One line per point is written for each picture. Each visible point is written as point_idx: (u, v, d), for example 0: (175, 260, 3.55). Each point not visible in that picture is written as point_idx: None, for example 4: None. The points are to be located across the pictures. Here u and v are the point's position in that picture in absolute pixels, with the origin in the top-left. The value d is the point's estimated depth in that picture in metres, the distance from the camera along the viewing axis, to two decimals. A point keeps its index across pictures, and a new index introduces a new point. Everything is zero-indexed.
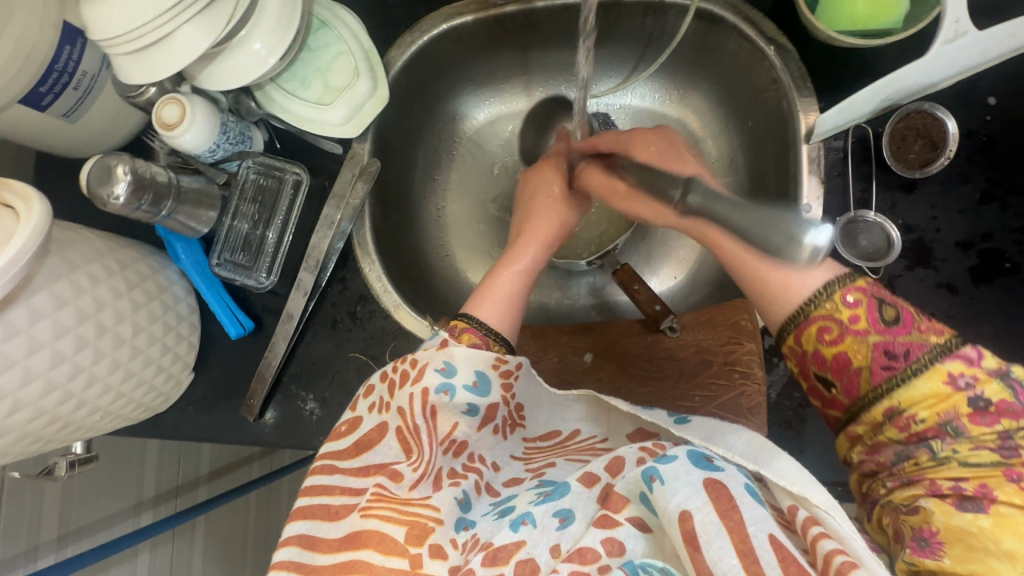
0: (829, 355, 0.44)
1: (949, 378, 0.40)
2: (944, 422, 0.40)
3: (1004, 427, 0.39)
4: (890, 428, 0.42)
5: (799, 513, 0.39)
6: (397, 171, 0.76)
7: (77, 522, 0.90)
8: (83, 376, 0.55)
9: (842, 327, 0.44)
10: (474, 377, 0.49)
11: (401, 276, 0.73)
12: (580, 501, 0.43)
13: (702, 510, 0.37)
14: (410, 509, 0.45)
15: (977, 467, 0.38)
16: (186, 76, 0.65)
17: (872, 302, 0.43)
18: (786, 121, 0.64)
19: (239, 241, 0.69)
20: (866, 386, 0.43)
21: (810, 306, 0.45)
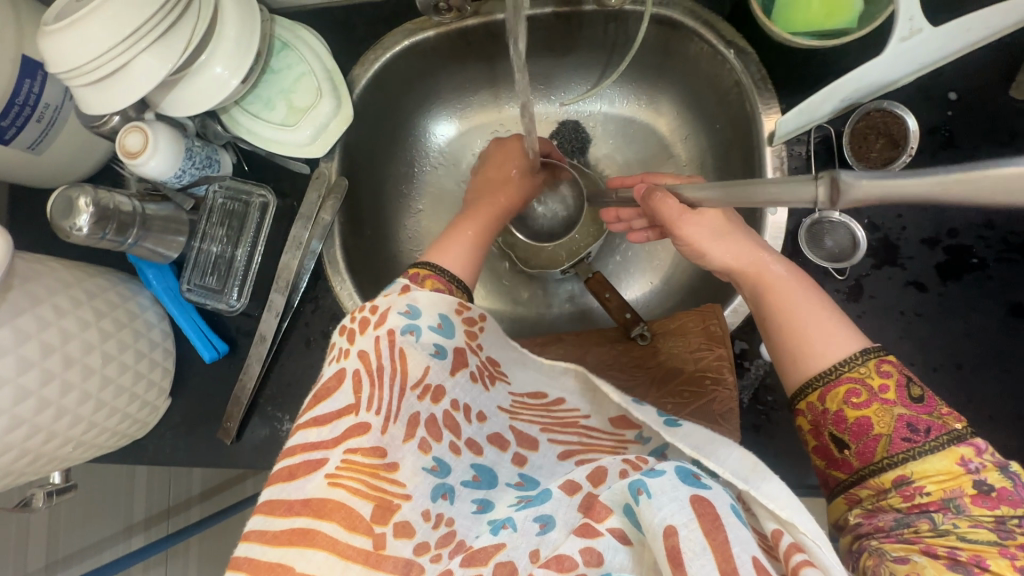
0: (851, 417, 0.44)
1: (961, 460, 0.40)
2: (948, 498, 0.40)
3: (1002, 512, 0.39)
4: (895, 495, 0.42)
5: (783, 539, 0.38)
6: (369, 187, 0.76)
7: (67, 549, 0.90)
8: (52, 409, 0.55)
9: (871, 393, 0.43)
10: (438, 320, 0.52)
11: (373, 292, 0.73)
12: (562, 508, 0.43)
13: (688, 527, 0.36)
14: (377, 484, 0.42)
15: (975, 543, 0.38)
16: (149, 103, 0.65)
17: (902, 380, 0.43)
18: (750, 123, 0.64)
19: (208, 265, 0.69)
20: (880, 450, 0.43)
21: (844, 366, 0.44)
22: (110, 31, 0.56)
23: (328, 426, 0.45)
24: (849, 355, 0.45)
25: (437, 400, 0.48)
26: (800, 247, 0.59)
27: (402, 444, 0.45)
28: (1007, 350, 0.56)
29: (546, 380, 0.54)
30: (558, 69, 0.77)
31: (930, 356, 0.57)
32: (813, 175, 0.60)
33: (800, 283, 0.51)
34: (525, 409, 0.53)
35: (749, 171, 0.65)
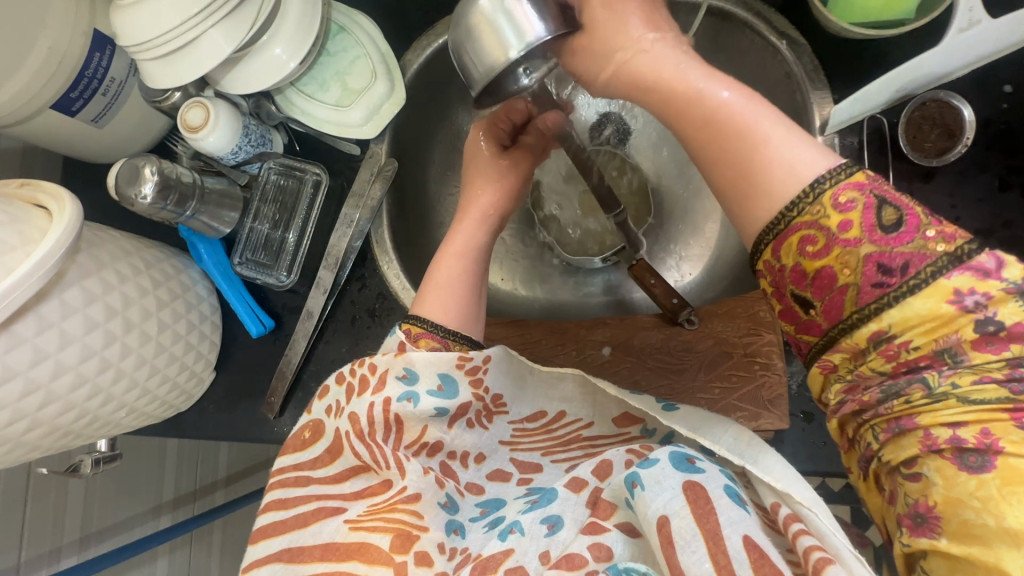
0: (811, 270, 0.38)
1: (953, 297, 0.34)
2: (942, 349, 0.35)
3: (1012, 352, 0.34)
4: (877, 358, 0.37)
5: (782, 511, 0.38)
6: (413, 172, 0.77)
7: (100, 523, 0.89)
8: (111, 371, 0.56)
9: (829, 238, 0.37)
10: (438, 382, 0.48)
11: (418, 275, 0.73)
12: (569, 507, 0.44)
13: (677, 513, 0.37)
14: (394, 516, 0.43)
15: (979, 407, 0.35)
16: (209, 80, 0.67)
17: (869, 204, 0.36)
18: (801, 113, 0.64)
19: (261, 242, 0.70)
20: (852, 306, 0.37)
21: (792, 211, 0.37)
22: (182, 7, 0.57)
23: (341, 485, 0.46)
24: (823, 172, 0.37)
25: (433, 453, 0.48)
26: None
27: (424, 478, 0.45)
28: None
29: (545, 395, 0.52)
30: None
31: None
32: (866, 164, 0.60)
33: (799, 139, 0.39)
34: (525, 436, 0.52)
35: None
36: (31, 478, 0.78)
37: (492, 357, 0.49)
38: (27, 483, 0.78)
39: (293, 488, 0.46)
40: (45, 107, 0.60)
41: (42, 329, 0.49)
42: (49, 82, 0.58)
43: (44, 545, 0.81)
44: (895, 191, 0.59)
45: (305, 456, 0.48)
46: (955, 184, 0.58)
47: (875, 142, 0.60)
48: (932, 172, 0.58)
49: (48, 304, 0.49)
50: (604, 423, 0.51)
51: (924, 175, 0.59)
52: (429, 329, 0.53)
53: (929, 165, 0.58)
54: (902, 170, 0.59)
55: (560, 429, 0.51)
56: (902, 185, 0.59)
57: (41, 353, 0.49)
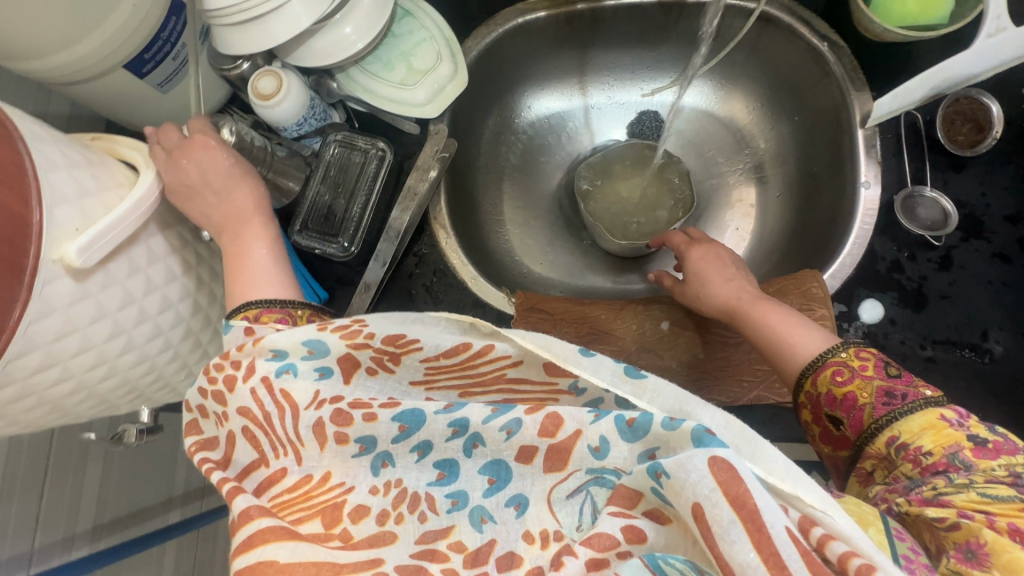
0: (840, 395, 0.49)
1: (943, 417, 0.44)
2: (950, 454, 0.43)
3: (1006, 463, 0.42)
4: (904, 463, 0.45)
5: (793, 513, 0.32)
6: (465, 156, 0.80)
7: (112, 513, 0.84)
8: (183, 327, 0.54)
9: (853, 371, 0.49)
10: (307, 346, 0.43)
11: (473, 252, 0.74)
12: (529, 483, 0.39)
13: (710, 499, 0.31)
14: (316, 501, 0.40)
15: (1000, 502, 0.39)
16: (278, 53, 0.68)
17: (880, 362, 0.49)
18: (841, 110, 0.69)
19: (320, 210, 0.68)
20: (870, 420, 0.47)
21: (828, 353, 0.50)
22: None
23: (244, 486, 0.41)
24: (828, 345, 0.51)
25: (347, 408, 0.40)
26: (895, 218, 0.64)
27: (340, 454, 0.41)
28: None
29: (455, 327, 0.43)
30: (647, 62, 0.85)
31: (1018, 322, 0.61)
32: (904, 154, 0.65)
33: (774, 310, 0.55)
34: (442, 372, 0.44)
35: (838, 154, 0.71)
36: (50, 459, 0.73)
37: (368, 318, 0.43)
38: (47, 464, 0.73)
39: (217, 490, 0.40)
40: (117, 67, 0.60)
41: (132, 272, 0.47)
42: (129, 39, 0.58)
43: (58, 532, 0.75)
44: (931, 179, 0.65)
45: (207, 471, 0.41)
46: (985, 174, 0.63)
47: (911, 135, 0.65)
48: (963, 163, 0.64)
49: (137, 248, 0.48)
50: (533, 365, 0.42)
51: (957, 166, 0.64)
52: (263, 307, 0.50)
53: (962, 157, 0.64)
54: (937, 161, 0.65)
55: (483, 366, 0.42)
56: (938, 175, 0.64)
57: (129, 298, 0.47)
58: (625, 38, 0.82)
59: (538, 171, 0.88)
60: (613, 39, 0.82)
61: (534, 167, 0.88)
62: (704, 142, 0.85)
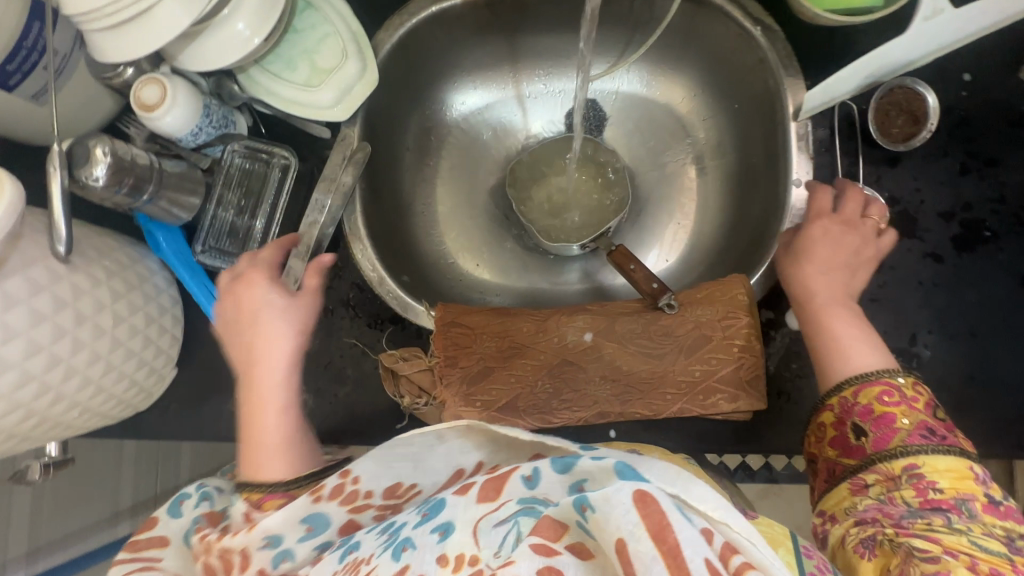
0: (878, 410, 0.51)
1: (974, 470, 0.47)
2: (961, 500, 0.46)
3: (1008, 527, 0.45)
4: (909, 488, 0.47)
5: (717, 539, 0.31)
6: (388, 158, 0.75)
7: (51, 535, 0.83)
8: (62, 367, 0.52)
9: (902, 395, 0.51)
10: (305, 524, 0.40)
11: (394, 263, 0.71)
12: (460, 509, 0.36)
13: (632, 534, 0.29)
14: None
15: (988, 551, 0.43)
16: (165, 56, 0.62)
17: (930, 399, 0.51)
18: (774, 100, 0.65)
19: (223, 228, 0.67)
20: (871, 444, 0.50)
21: (860, 377, 0.52)
22: None
23: None
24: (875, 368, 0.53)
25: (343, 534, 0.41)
26: None
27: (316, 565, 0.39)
28: (1018, 317, 0.58)
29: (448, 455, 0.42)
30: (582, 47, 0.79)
31: (947, 324, 0.59)
32: (836, 149, 0.62)
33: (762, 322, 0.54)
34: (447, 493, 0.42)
35: (772, 147, 0.67)
36: None
37: (352, 470, 0.40)
38: None
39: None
40: None
41: None
42: None
43: None
44: (864, 175, 0.61)
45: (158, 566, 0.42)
46: (920, 168, 0.60)
47: (843, 128, 0.62)
48: (898, 157, 0.61)
49: None
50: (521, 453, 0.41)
51: (891, 160, 0.61)
52: (268, 492, 0.45)
53: (895, 151, 0.60)
54: (870, 155, 0.61)
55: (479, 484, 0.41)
56: (871, 170, 0.61)
57: None
58: (556, 22, 0.76)
59: (472, 168, 0.84)
60: (543, 24, 0.76)
61: (467, 163, 0.84)
62: (644, 133, 0.82)
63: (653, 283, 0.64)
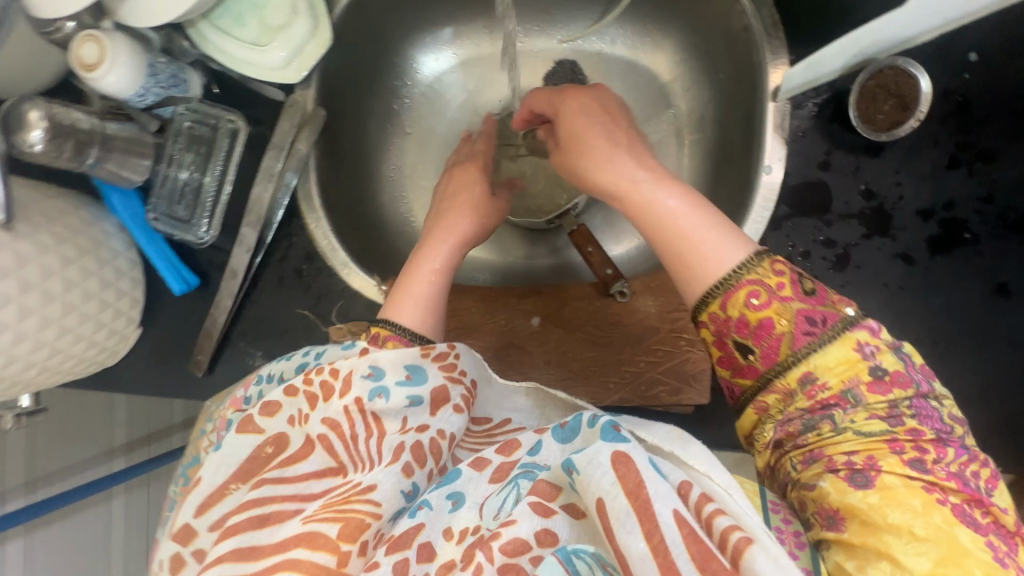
0: (755, 320, 0.43)
1: (857, 346, 0.41)
2: (847, 389, 0.41)
3: (895, 396, 0.40)
4: (801, 397, 0.42)
5: (693, 491, 0.36)
6: (350, 121, 0.73)
7: (46, 468, 0.90)
8: (10, 333, 0.55)
9: (770, 293, 0.43)
10: (405, 372, 0.46)
11: (353, 231, 0.70)
12: (472, 485, 0.42)
13: (605, 494, 0.35)
14: (346, 507, 0.41)
15: (868, 437, 0.40)
16: (107, 10, 0.59)
17: (794, 275, 0.44)
18: (755, 74, 0.60)
19: (174, 190, 0.65)
20: (794, 377, 0.42)
21: (741, 272, 0.44)
22: None
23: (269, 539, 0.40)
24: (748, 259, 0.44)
25: (423, 430, 0.45)
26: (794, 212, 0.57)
27: (386, 472, 0.43)
28: (987, 325, 0.55)
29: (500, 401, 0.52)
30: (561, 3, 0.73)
31: (909, 330, 0.56)
32: (816, 134, 0.57)
33: (697, 211, 0.46)
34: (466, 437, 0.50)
35: (748, 126, 0.62)
36: None
37: (461, 349, 0.49)
38: None
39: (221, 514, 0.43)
40: None
41: None
42: None
43: None
44: (842, 164, 0.57)
45: (218, 484, 0.44)
46: (903, 160, 0.55)
47: (825, 110, 0.57)
48: (881, 146, 0.56)
49: None
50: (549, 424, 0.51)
51: (872, 150, 0.56)
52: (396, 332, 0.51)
53: (878, 140, 0.55)
54: (850, 143, 0.56)
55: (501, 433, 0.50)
56: (850, 160, 0.56)
57: None
58: None
59: (442, 130, 0.80)
60: None
61: (438, 125, 0.80)
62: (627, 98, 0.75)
63: (607, 270, 0.62)
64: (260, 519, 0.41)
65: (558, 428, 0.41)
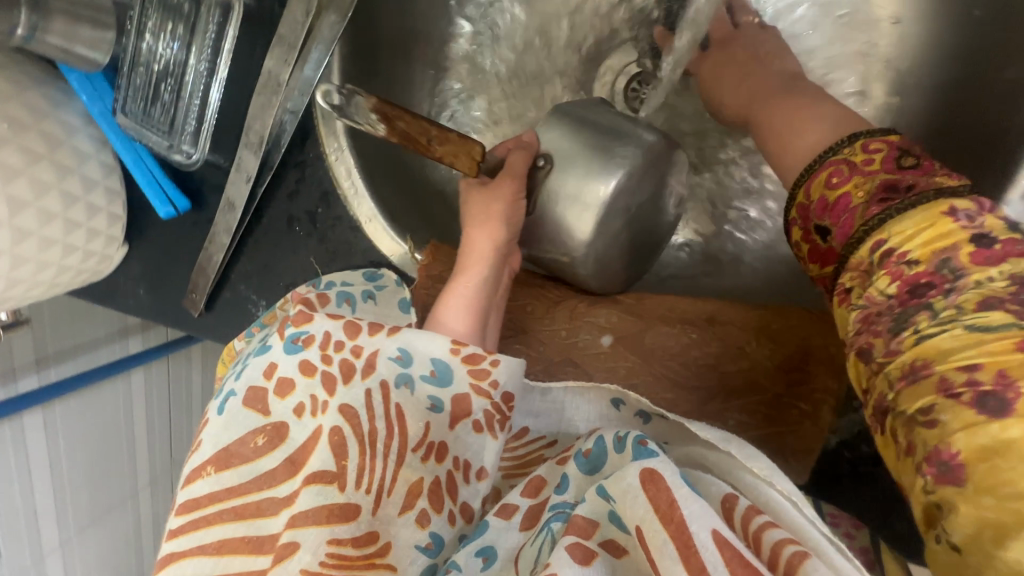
0: (832, 199, 0.32)
1: (949, 212, 0.27)
2: (939, 263, 0.26)
3: (982, 276, 0.25)
4: (880, 274, 0.28)
5: (738, 504, 0.27)
6: (396, 1, 0.52)
7: (57, 346, 0.80)
8: None
9: (853, 170, 0.32)
10: (434, 365, 0.37)
11: (388, 167, 0.53)
12: (505, 535, 0.32)
13: (644, 523, 0.25)
14: (368, 572, 0.30)
15: (993, 336, 0.24)
16: None
17: (892, 153, 0.31)
18: None
19: (147, 84, 0.47)
20: (799, 199, 0.34)
21: (818, 163, 0.34)
22: None
23: None
24: (835, 140, 0.34)
25: (443, 458, 0.34)
26: None
27: (401, 520, 0.32)
28: None
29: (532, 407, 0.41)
30: None
31: None
32: None
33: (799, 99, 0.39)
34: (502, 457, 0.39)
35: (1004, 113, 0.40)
36: None
37: (502, 357, 0.37)
38: None
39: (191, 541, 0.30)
40: None
41: None
42: None
43: None
44: None
45: (200, 461, 0.33)
46: None
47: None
48: None
49: None
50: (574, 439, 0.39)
51: None
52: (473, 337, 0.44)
53: None
54: None
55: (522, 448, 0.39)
56: None
57: None
58: None
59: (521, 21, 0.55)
60: None
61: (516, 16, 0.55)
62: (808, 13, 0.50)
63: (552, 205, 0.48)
64: (253, 542, 0.30)
65: (580, 455, 0.32)
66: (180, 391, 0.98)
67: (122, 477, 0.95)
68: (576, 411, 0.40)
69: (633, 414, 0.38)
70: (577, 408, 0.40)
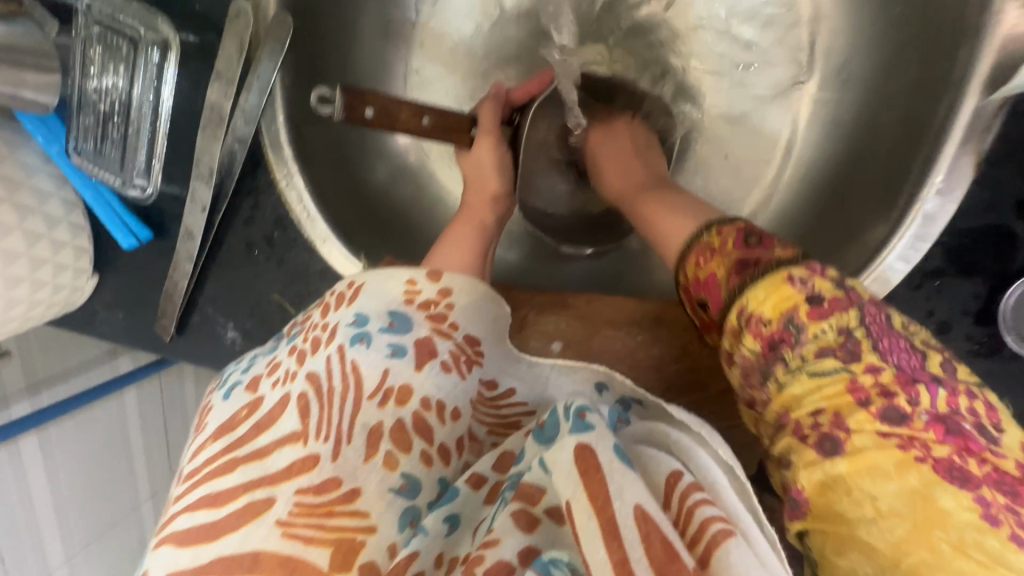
0: (700, 277, 0.36)
1: (789, 281, 0.31)
2: (786, 321, 0.30)
3: (841, 322, 0.30)
4: (747, 337, 0.32)
5: (682, 480, 0.26)
6: (338, 24, 0.53)
7: (45, 371, 0.81)
8: None
9: (713, 250, 0.35)
10: (390, 318, 0.35)
11: (341, 188, 0.54)
12: (471, 505, 0.30)
13: (573, 498, 0.25)
14: (331, 522, 0.28)
15: (828, 385, 0.29)
16: None
17: (739, 233, 0.35)
18: (963, 32, 0.38)
19: (97, 123, 0.49)
20: (690, 270, 0.37)
21: (686, 251, 0.38)
22: None
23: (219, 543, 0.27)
24: (689, 235, 0.38)
25: (404, 402, 0.33)
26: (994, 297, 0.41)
27: (365, 467, 0.30)
28: None
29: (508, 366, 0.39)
30: None
31: None
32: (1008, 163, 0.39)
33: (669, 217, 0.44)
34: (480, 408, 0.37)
35: (921, 111, 0.42)
36: None
37: (455, 299, 0.38)
38: None
39: (178, 504, 0.29)
40: None
41: None
42: None
43: None
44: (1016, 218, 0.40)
45: (202, 437, 0.31)
46: None
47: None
48: None
49: None
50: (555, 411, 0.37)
51: None
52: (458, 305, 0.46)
53: None
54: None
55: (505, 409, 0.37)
56: None
57: None
58: None
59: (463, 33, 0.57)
60: None
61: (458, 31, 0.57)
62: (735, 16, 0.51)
63: (419, 119, 0.46)
64: (211, 498, 0.28)
65: (538, 429, 0.31)
66: (172, 401, 1.03)
67: (119, 490, 0.97)
68: (557, 386, 0.38)
69: (615, 400, 0.37)
70: (561, 384, 0.38)
